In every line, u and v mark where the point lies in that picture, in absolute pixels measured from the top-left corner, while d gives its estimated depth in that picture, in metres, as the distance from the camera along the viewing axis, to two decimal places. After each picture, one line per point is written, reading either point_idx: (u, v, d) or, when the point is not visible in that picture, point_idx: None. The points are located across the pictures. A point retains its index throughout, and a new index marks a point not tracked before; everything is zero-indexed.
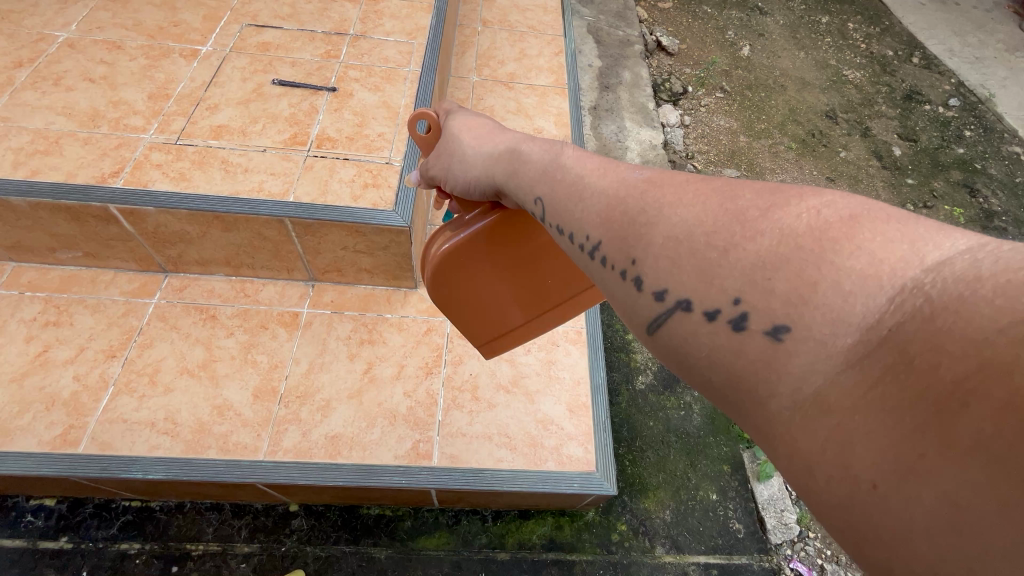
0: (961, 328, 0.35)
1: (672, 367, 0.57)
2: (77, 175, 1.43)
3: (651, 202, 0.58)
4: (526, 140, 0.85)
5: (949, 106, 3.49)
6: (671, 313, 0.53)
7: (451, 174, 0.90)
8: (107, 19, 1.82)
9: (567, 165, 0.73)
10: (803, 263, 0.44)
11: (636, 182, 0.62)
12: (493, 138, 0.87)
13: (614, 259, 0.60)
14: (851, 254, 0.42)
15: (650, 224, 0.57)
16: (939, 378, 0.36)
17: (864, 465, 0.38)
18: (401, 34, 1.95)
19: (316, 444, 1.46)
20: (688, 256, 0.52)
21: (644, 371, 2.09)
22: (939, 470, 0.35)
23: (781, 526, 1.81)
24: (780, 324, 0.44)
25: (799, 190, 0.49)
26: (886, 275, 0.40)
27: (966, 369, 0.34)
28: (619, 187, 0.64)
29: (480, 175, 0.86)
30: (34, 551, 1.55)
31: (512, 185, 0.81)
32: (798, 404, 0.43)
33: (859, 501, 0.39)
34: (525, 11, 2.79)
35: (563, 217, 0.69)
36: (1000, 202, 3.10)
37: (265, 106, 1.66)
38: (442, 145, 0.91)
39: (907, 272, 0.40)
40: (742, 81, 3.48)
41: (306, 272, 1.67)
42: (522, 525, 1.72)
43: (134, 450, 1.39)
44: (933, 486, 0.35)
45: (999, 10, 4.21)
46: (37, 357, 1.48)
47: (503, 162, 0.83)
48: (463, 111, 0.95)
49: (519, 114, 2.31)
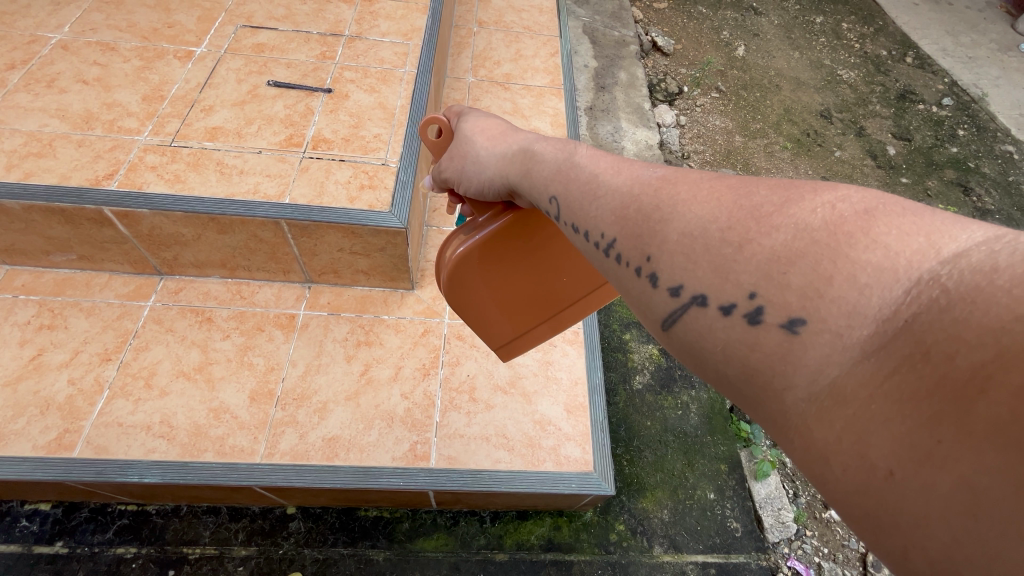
0: (978, 316, 0.35)
1: (688, 362, 0.57)
2: (72, 177, 1.42)
3: (666, 199, 0.58)
4: (538, 139, 0.84)
5: (942, 106, 3.51)
6: (685, 308, 0.53)
7: (465, 175, 0.90)
8: (100, 21, 1.81)
9: (580, 164, 0.72)
10: (817, 256, 0.44)
11: (651, 179, 0.62)
12: (505, 137, 0.87)
13: (628, 256, 0.59)
14: (867, 247, 0.43)
15: (664, 221, 0.57)
16: (955, 367, 0.36)
17: (880, 453, 0.39)
18: (397, 35, 1.94)
19: (313, 446, 1.45)
20: (703, 253, 0.52)
21: (641, 371, 2.09)
22: (955, 456, 0.35)
23: (778, 525, 1.85)
24: (796, 317, 0.44)
25: (813, 185, 0.49)
26: (901, 267, 0.41)
27: (982, 357, 0.34)
28: (633, 186, 0.63)
29: (493, 175, 0.86)
30: (29, 556, 1.54)
31: (525, 185, 0.81)
32: (813, 396, 0.43)
33: (875, 489, 0.39)
34: (521, 11, 2.79)
35: (579, 216, 0.69)
36: (994, 200, 3.11)
37: (260, 107, 1.65)
38: (455, 146, 0.91)
39: (923, 264, 0.40)
40: (737, 81, 3.49)
41: (302, 274, 1.66)
42: (520, 526, 1.72)
43: (129, 454, 1.38)
44: (949, 472, 0.35)
45: (992, 10, 4.24)
46: (31, 361, 1.47)
47: (516, 161, 0.83)
48: (474, 112, 0.94)
49: (516, 114, 2.31)
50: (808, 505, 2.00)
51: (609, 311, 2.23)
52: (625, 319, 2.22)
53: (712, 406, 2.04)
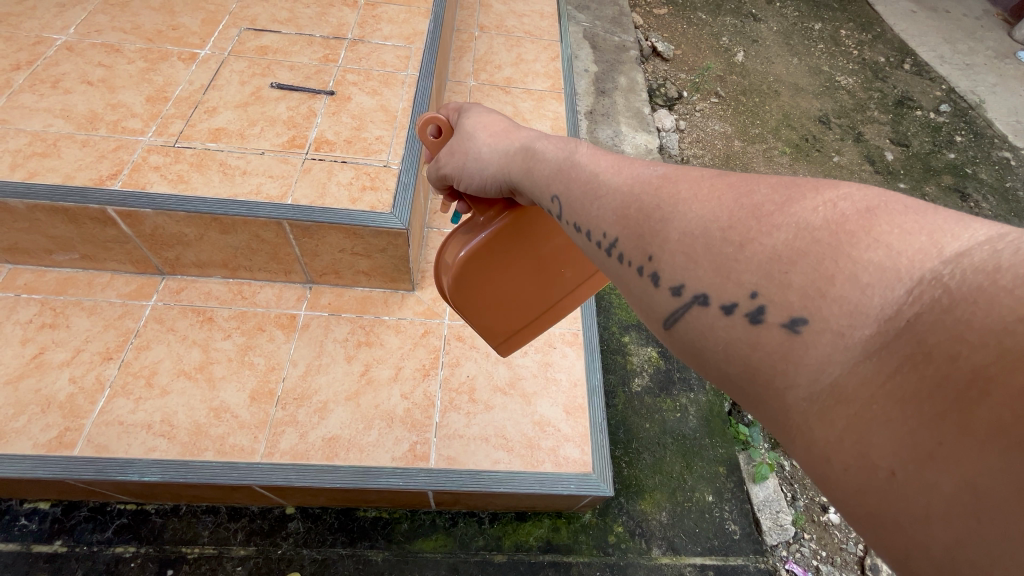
0: (981, 317, 0.36)
1: (689, 362, 0.58)
2: (75, 176, 1.43)
3: (667, 198, 0.59)
4: (540, 138, 0.85)
5: (940, 112, 3.54)
6: (687, 307, 0.54)
7: (465, 173, 0.91)
8: (105, 23, 1.83)
9: (581, 163, 0.74)
10: (819, 256, 0.45)
11: (651, 179, 0.63)
12: (507, 136, 0.88)
13: (630, 256, 0.60)
14: (869, 246, 0.43)
15: (665, 221, 0.58)
16: (958, 368, 0.37)
17: (882, 452, 0.40)
18: (399, 39, 1.96)
19: (313, 446, 1.46)
20: (705, 251, 0.53)
21: (640, 373, 2.09)
22: (957, 457, 0.36)
23: (776, 528, 1.87)
24: (797, 317, 0.45)
25: (814, 182, 0.50)
26: (904, 267, 0.41)
27: (985, 359, 0.35)
28: (633, 185, 0.64)
29: (494, 173, 0.87)
30: (27, 555, 1.55)
31: (527, 184, 0.82)
32: (815, 395, 0.44)
33: (877, 489, 0.40)
34: (522, 16, 2.81)
35: (580, 216, 0.70)
36: (991, 206, 3.12)
37: (263, 109, 1.67)
38: (455, 143, 0.92)
39: (925, 264, 0.41)
40: (737, 86, 3.52)
41: (303, 274, 1.67)
42: (519, 527, 1.72)
43: (130, 452, 1.38)
44: (950, 473, 0.36)
45: (989, 18, 4.28)
46: (33, 359, 1.48)
47: (517, 161, 0.84)
48: (473, 108, 0.95)
49: (516, 118, 2.33)
50: (807, 507, 2.03)
51: (609, 313, 2.24)
52: (624, 322, 2.23)
53: (710, 408, 2.05)
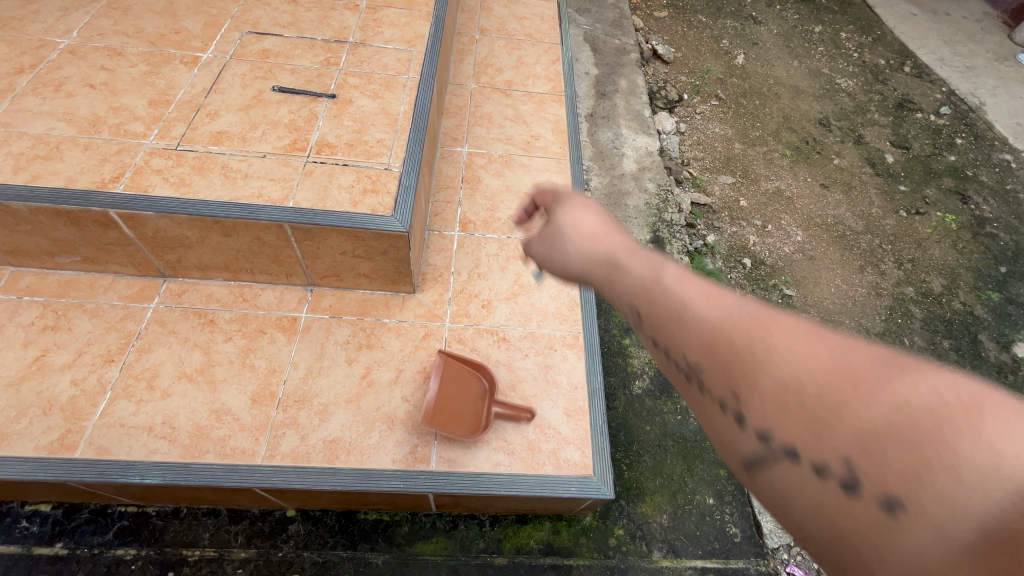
0: (910, 393, 0.45)
1: (772, 509, 0.56)
2: (78, 179, 1.44)
3: (764, 348, 0.56)
4: (631, 248, 0.84)
5: (940, 114, 3.54)
6: (775, 460, 0.53)
7: (556, 267, 0.95)
8: (108, 27, 1.83)
9: (670, 287, 0.71)
10: (913, 439, 0.44)
11: (746, 320, 0.59)
12: (602, 242, 0.89)
13: (717, 391, 0.60)
14: (819, 343, 0.53)
15: (760, 368, 0.56)
16: (899, 429, 0.45)
17: (861, 517, 0.47)
18: (400, 42, 1.97)
19: (314, 448, 1.46)
20: (710, 353, 0.61)
21: (641, 375, 2.09)
22: (918, 518, 0.43)
23: (777, 530, 1.83)
24: (794, 416, 0.52)
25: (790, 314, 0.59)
26: (855, 359, 0.50)
27: (920, 426, 0.44)
28: (728, 323, 0.61)
29: (585, 276, 0.89)
30: (28, 557, 1.55)
31: (614, 295, 0.81)
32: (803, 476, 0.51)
33: (865, 551, 0.46)
34: (522, 19, 2.82)
35: (672, 342, 0.67)
36: (992, 208, 3.12)
37: (265, 112, 1.67)
38: (549, 237, 0.98)
39: (871, 356, 0.50)
40: (736, 89, 3.53)
41: (304, 277, 1.68)
42: (519, 530, 1.72)
43: (131, 455, 1.39)
44: (920, 532, 0.43)
45: (989, 21, 4.28)
46: (35, 362, 1.48)
47: (603, 269, 0.85)
48: (581, 206, 0.98)
49: (517, 121, 2.34)
50: None
51: (609, 316, 2.23)
52: (625, 324, 2.22)
53: None
